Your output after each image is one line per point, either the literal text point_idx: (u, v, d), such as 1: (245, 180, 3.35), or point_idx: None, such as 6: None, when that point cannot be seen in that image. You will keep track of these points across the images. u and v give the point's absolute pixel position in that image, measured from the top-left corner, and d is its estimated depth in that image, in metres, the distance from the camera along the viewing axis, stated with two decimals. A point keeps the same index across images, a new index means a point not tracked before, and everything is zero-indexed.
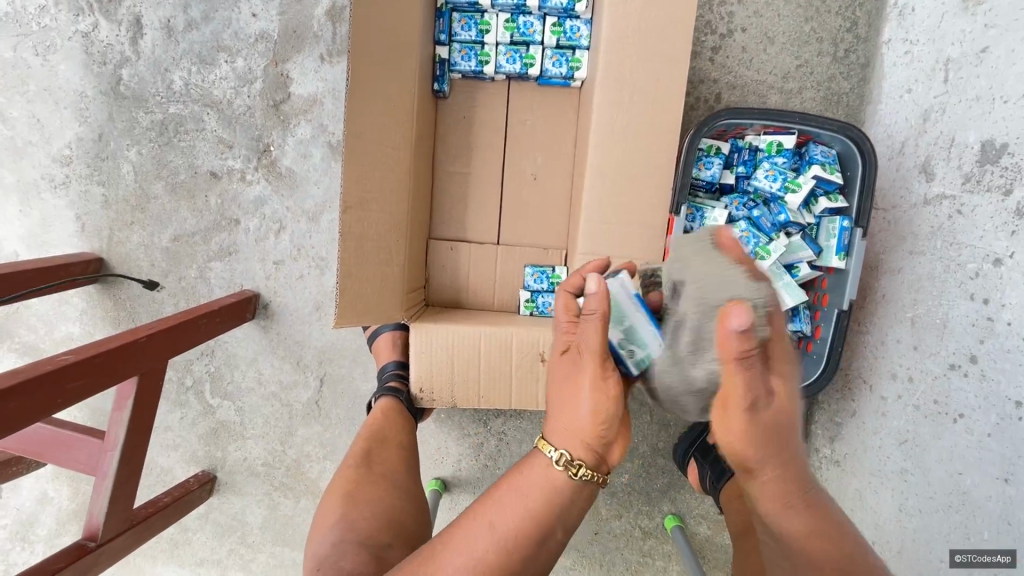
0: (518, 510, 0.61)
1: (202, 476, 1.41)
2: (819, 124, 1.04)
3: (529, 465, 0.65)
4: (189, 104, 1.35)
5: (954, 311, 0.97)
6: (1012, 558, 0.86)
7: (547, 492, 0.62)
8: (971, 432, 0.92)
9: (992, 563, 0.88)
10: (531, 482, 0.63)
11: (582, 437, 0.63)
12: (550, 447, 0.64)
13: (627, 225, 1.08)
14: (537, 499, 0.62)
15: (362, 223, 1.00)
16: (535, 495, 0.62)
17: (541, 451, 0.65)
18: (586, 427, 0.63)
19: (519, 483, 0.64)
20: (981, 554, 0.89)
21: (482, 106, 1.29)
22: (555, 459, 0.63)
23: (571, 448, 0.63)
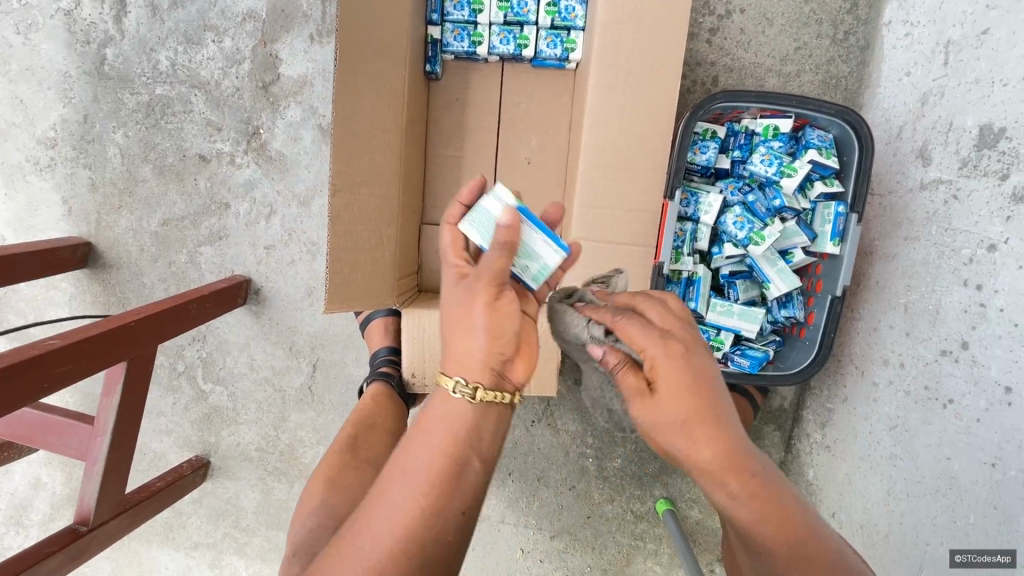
0: (420, 447, 0.56)
1: (195, 461, 1.41)
2: (816, 107, 1.02)
3: (431, 401, 0.60)
4: (175, 85, 1.32)
5: (947, 296, 0.96)
6: (1012, 558, 0.82)
7: (451, 424, 0.58)
8: (960, 417, 0.91)
9: (992, 563, 0.84)
10: (434, 417, 0.59)
11: (480, 360, 0.60)
12: (449, 379, 0.60)
13: (621, 209, 1.06)
14: (443, 432, 0.57)
15: (351, 207, 0.98)
16: (444, 429, 0.58)
17: (442, 387, 0.60)
18: (485, 349, 0.61)
19: (421, 425, 0.59)
20: (981, 553, 0.86)
21: (475, 88, 1.27)
22: (454, 389, 0.59)
23: (473, 373, 0.60)
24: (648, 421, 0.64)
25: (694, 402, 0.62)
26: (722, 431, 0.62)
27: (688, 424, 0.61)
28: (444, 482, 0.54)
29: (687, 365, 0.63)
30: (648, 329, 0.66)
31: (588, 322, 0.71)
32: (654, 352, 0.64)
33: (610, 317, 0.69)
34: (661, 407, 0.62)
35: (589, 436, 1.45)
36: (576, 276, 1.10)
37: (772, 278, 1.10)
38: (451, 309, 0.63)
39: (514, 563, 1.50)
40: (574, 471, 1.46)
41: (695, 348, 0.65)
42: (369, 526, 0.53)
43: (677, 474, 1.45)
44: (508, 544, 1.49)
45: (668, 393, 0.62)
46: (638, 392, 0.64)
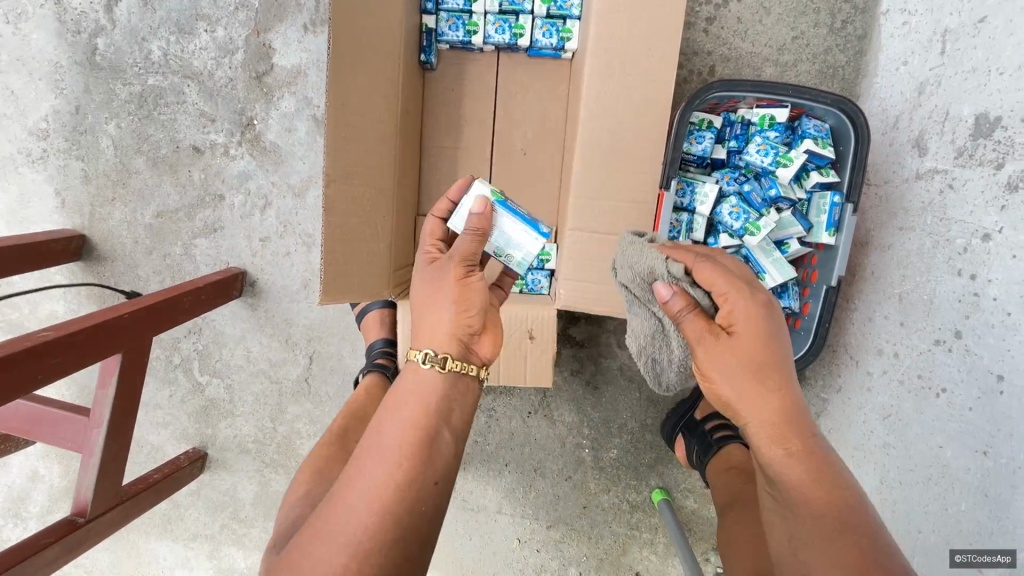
0: (393, 428, 0.64)
1: (192, 453, 1.41)
2: (812, 96, 1.02)
3: (403, 380, 0.71)
4: (168, 76, 1.31)
5: (940, 286, 0.97)
6: (1013, 558, 0.81)
7: (421, 401, 0.68)
8: (953, 406, 0.92)
9: (992, 563, 0.83)
10: (403, 396, 0.69)
11: (446, 335, 0.73)
12: (419, 351, 0.72)
13: (617, 200, 1.06)
14: (415, 409, 0.67)
15: (346, 197, 0.98)
16: (415, 403, 0.67)
17: (413, 360, 0.72)
18: (451, 325, 0.74)
19: (395, 410, 0.66)
20: (981, 554, 0.85)
21: (471, 78, 1.26)
22: (425, 358, 0.71)
23: (442, 345, 0.72)
24: (716, 361, 0.66)
25: (767, 350, 0.65)
26: (783, 381, 0.65)
27: (756, 366, 0.65)
28: (418, 456, 0.62)
29: (767, 313, 0.66)
30: (731, 275, 0.68)
31: (669, 260, 0.72)
32: (736, 297, 0.66)
33: (692, 258, 0.71)
34: (734, 348, 0.65)
35: (585, 427, 1.45)
36: (573, 267, 1.11)
37: (768, 268, 1.09)
38: (423, 297, 0.77)
39: (511, 552, 1.51)
40: (570, 462, 1.47)
41: (772, 300, 0.68)
42: (348, 505, 0.58)
43: (672, 464, 1.46)
44: (505, 535, 1.50)
45: (744, 337, 0.65)
46: (711, 333, 0.67)
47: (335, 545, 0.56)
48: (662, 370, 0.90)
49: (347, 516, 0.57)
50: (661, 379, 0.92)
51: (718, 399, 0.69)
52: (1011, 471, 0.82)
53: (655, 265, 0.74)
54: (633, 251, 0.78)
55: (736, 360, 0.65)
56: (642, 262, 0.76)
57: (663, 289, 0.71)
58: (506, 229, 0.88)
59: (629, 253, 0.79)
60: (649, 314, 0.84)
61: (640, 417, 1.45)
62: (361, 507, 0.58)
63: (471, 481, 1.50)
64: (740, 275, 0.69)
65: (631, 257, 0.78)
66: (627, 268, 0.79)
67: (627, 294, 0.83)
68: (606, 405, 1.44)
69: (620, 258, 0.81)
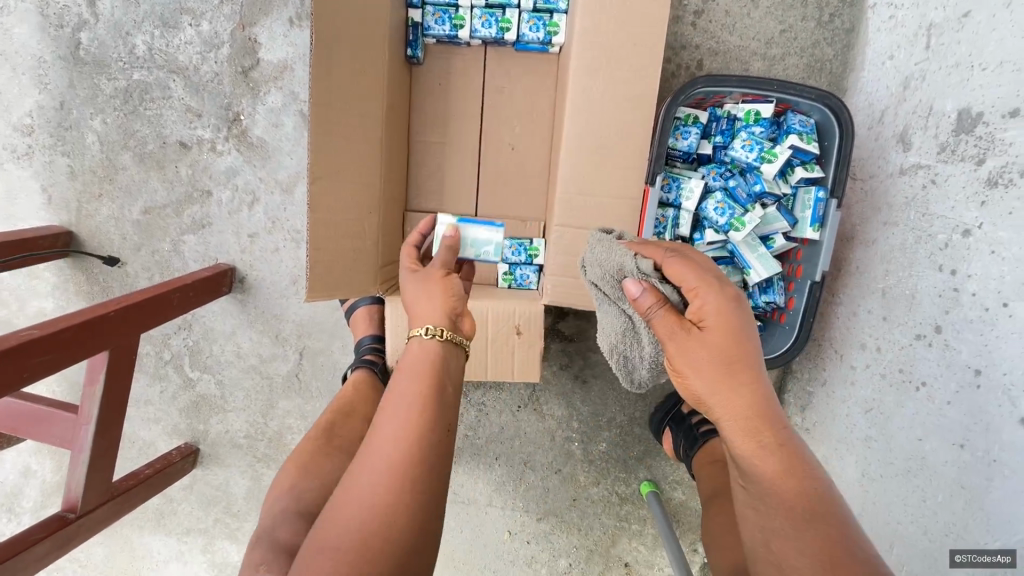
0: (389, 411, 0.62)
1: (184, 448, 1.42)
2: (798, 92, 1.03)
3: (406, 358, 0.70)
4: (153, 70, 1.30)
5: (922, 281, 0.97)
6: (1012, 558, 0.79)
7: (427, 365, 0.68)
8: (932, 400, 0.93)
9: (992, 563, 0.81)
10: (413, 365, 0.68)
11: (439, 312, 0.74)
12: (419, 329, 0.72)
13: (603, 196, 1.07)
14: (423, 368, 0.68)
15: (331, 194, 0.98)
16: (420, 368, 0.68)
17: (413, 339, 0.71)
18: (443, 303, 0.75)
19: (390, 393, 0.64)
20: (981, 553, 0.83)
21: (459, 73, 1.26)
22: (427, 331, 0.71)
23: (440, 320, 0.73)
24: (688, 356, 0.67)
25: (737, 343, 0.65)
26: (753, 374, 0.65)
27: (727, 360, 0.65)
28: (417, 434, 0.60)
29: (736, 307, 0.66)
30: (700, 269, 0.68)
31: (638, 256, 0.76)
32: (706, 292, 0.66)
33: (660, 255, 0.74)
34: (705, 343, 0.66)
35: (575, 421, 1.47)
36: (559, 262, 1.12)
37: (753, 264, 1.09)
38: (412, 292, 0.79)
39: (501, 544, 1.52)
40: (560, 455, 1.48)
41: (741, 293, 0.68)
42: (351, 500, 0.56)
43: (661, 456, 1.47)
44: (496, 527, 1.52)
45: (715, 330, 0.65)
46: (682, 328, 0.68)
47: (341, 541, 0.53)
48: (635, 368, 0.93)
49: (351, 510, 0.55)
50: (633, 377, 0.94)
51: (690, 394, 0.70)
52: (987, 463, 0.83)
53: (623, 262, 0.78)
54: (601, 249, 0.82)
55: (705, 354, 0.66)
56: (612, 259, 0.80)
57: (633, 287, 0.72)
58: (473, 234, 1.00)
59: (599, 251, 0.82)
60: (620, 311, 0.86)
61: (629, 410, 1.46)
62: (364, 498, 0.55)
63: (462, 475, 1.51)
64: (711, 269, 0.69)
65: (600, 255, 0.82)
66: (597, 266, 0.82)
67: (597, 292, 0.86)
68: (595, 399, 1.46)
69: (590, 256, 0.84)
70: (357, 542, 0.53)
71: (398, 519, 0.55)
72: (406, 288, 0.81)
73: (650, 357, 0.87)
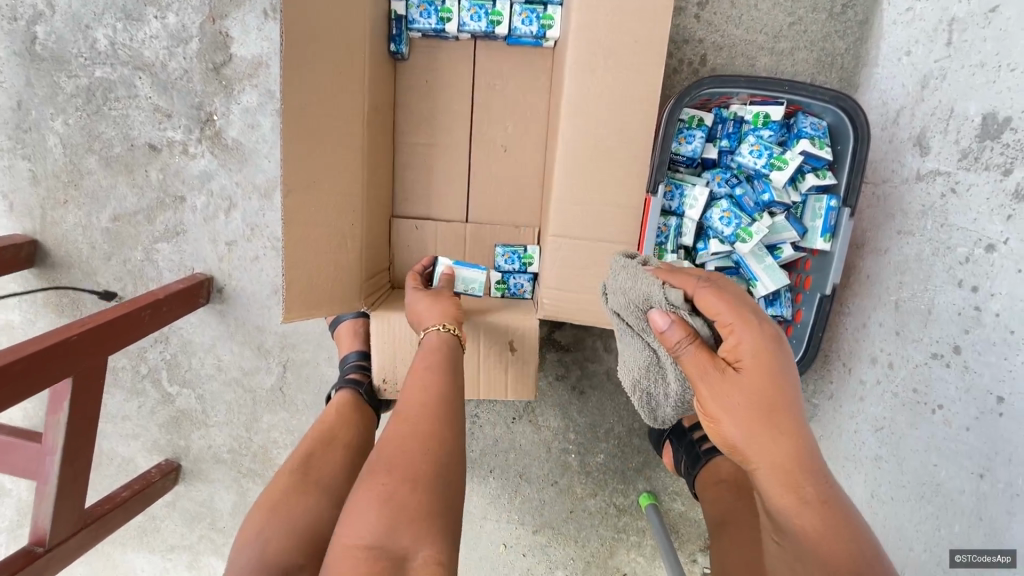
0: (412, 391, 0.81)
1: (165, 466, 1.36)
2: (810, 93, 0.96)
3: (426, 351, 0.90)
4: (117, 67, 1.21)
5: (941, 296, 0.92)
6: (1012, 558, 0.78)
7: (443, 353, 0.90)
8: (948, 424, 0.88)
9: (991, 563, 0.80)
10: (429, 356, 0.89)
11: (452, 313, 0.99)
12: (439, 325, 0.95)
13: (601, 205, 1.00)
14: (438, 360, 0.88)
15: (307, 207, 0.90)
16: (440, 355, 0.89)
17: (435, 333, 0.93)
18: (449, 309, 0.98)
19: (412, 381, 0.83)
20: (980, 553, 0.82)
21: (447, 69, 1.17)
22: (446, 327, 0.94)
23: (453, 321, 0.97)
24: (722, 400, 0.62)
25: (777, 387, 0.60)
26: (793, 422, 0.61)
27: (765, 406, 0.60)
28: (439, 403, 0.78)
29: (775, 347, 0.61)
30: (737, 303, 0.63)
31: (666, 286, 0.69)
32: (743, 329, 0.62)
33: (693, 284, 0.67)
34: (742, 386, 0.61)
35: (571, 432, 1.42)
36: (555, 274, 1.05)
37: (760, 275, 1.04)
38: (424, 300, 1.01)
39: (496, 557, 1.49)
40: (557, 467, 1.44)
41: (780, 331, 0.63)
42: (390, 449, 0.69)
43: (660, 467, 1.43)
44: (491, 539, 1.48)
45: (753, 372, 0.61)
46: (715, 368, 0.63)
47: (389, 473, 0.65)
48: (658, 403, 0.84)
49: (392, 453, 0.68)
50: (656, 413, 0.86)
51: (724, 441, 0.65)
52: (1009, 496, 0.79)
53: (649, 291, 0.71)
54: (626, 276, 0.75)
55: (741, 398, 0.61)
56: (637, 288, 0.73)
57: (659, 318, 0.67)
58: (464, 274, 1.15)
59: (622, 277, 0.76)
60: (644, 345, 0.79)
61: (627, 421, 1.41)
62: (402, 447, 0.69)
63: None
64: (745, 301, 0.64)
65: (623, 282, 0.75)
66: (620, 294, 0.76)
67: (620, 322, 0.80)
68: (592, 410, 1.41)
69: (612, 282, 0.78)
70: (404, 471, 0.66)
71: (431, 454, 0.69)
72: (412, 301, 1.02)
73: (677, 395, 0.79)
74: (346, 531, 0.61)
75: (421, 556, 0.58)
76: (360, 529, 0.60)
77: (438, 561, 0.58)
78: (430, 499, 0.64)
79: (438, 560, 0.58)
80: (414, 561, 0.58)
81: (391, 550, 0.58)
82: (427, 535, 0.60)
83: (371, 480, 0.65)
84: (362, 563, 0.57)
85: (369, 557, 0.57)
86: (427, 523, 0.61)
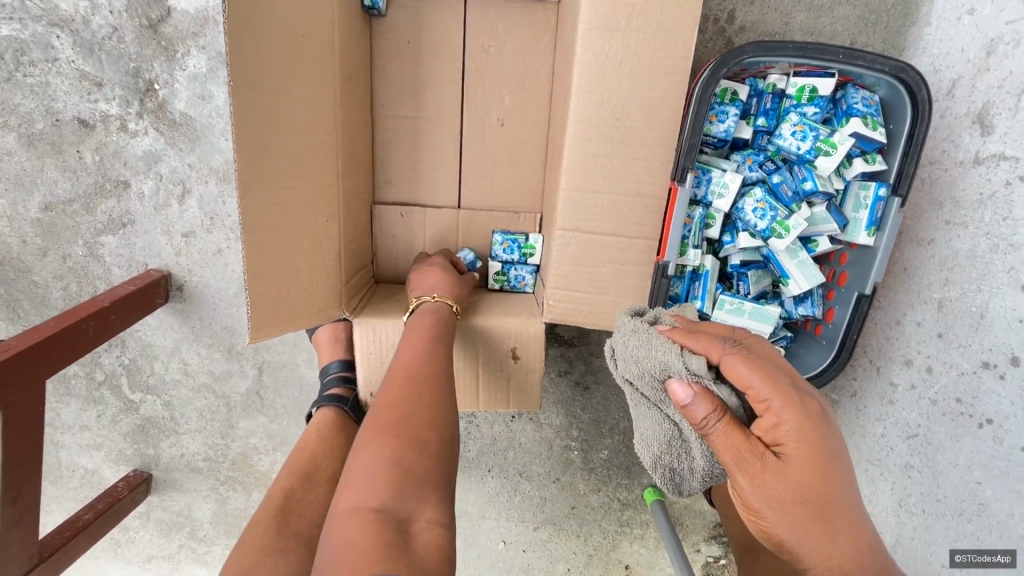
0: (405, 361, 0.70)
1: (133, 479, 1.24)
2: (868, 62, 0.80)
3: (426, 315, 0.83)
4: (28, 24, 1.01)
5: (997, 300, 0.84)
6: (1012, 558, 0.82)
7: (438, 317, 0.83)
8: (998, 440, 0.83)
9: (991, 562, 0.84)
10: (434, 320, 0.82)
11: (459, 292, 0.92)
12: (452, 303, 0.88)
13: (618, 194, 0.85)
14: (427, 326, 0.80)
15: (267, 206, 0.74)
16: (443, 326, 0.82)
17: (444, 304, 0.87)
18: (456, 281, 0.93)
19: (407, 338, 0.77)
20: (980, 553, 0.85)
21: (432, 27, 0.99)
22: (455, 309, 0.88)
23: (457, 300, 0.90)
24: (764, 490, 0.53)
25: (828, 477, 0.52)
26: (847, 516, 0.52)
27: (816, 499, 0.52)
28: (437, 367, 0.70)
29: (822, 427, 0.52)
30: (771, 374, 0.54)
31: (685, 352, 0.58)
32: (783, 406, 0.52)
33: (715, 350, 0.57)
34: (785, 476, 0.52)
35: (574, 429, 1.34)
36: (560, 273, 0.90)
37: (792, 273, 0.93)
38: (438, 269, 0.93)
39: (496, 554, 1.43)
40: (558, 463, 1.36)
41: (823, 404, 0.55)
42: (394, 411, 0.59)
43: None
44: (490, 538, 1.42)
45: (800, 461, 0.52)
46: (752, 452, 0.53)
47: (392, 436, 0.56)
48: (682, 479, 0.67)
49: (395, 414, 0.59)
50: (681, 489, 0.68)
51: (767, 536, 0.55)
52: None
53: (666, 359, 0.60)
54: (637, 341, 0.63)
55: (791, 493, 0.52)
56: (651, 355, 0.61)
57: (679, 390, 0.57)
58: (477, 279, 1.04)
59: (632, 343, 0.63)
60: (663, 416, 0.66)
61: (632, 417, 1.33)
62: (404, 411, 0.59)
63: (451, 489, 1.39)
64: (780, 370, 0.55)
65: (634, 348, 0.63)
66: (631, 363, 0.63)
67: (634, 392, 0.67)
68: (596, 406, 1.32)
69: (621, 348, 0.65)
70: (410, 436, 0.56)
71: (436, 420, 0.60)
72: (416, 270, 0.96)
73: (704, 471, 0.64)
74: (341, 497, 0.51)
75: (424, 519, 0.50)
76: (357, 492, 0.51)
77: (442, 525, 0.51)
78: (433, 462, 0.55)
79: (444, 524, 0.51)
80: (415, 525, 0.49)
81: (394, 512, 0.49)
82: (432, 496, 0.52)
83: (369, 441, 0.55)
84: (360, 527, 0.47)
85: (371, 520, 0.48)
86: (432, 488, 0.53)
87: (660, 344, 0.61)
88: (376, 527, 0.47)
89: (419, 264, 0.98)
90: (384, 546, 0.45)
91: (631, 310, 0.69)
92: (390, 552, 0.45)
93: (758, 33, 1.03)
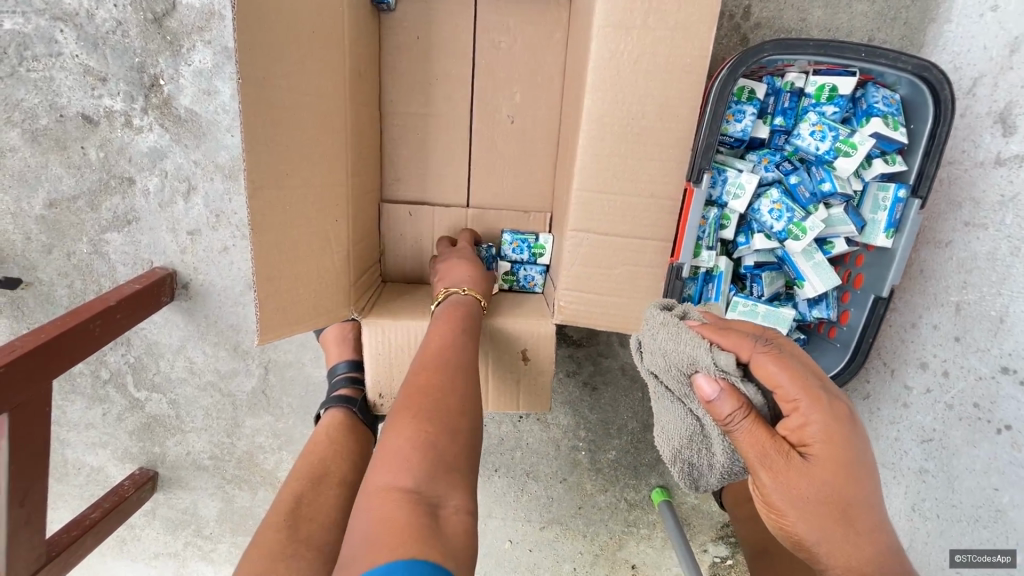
0: (439, 346, 0.70)
1: (139, 477, 1.24)
2: (891, 60, 0.78)
3: (456, 305, 0.83)
4: (31, 18, 0.99)
5: (1017, 304, 0.82)
6: (1012, 558, 0.83)
7: (467, 309, 0.83)
8: (1016, 447, 0.82)
9: (992, 563, 0.85)
10: (467, 313, 0.82)
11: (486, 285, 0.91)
12: (481, 297, 0.88)
13: (632, 195, 0.83)
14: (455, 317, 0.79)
15: (277, 205, 0.73)
16: (473, 320, 0.81)
17: (471, 295, 0.86)
18: (485, 276, 0.91)
19: (437, 326, 0.76)
20: (981, 553, 0.87)
21: (442, 21, 0.97)
22: (483, 303, 0.87)
23: (483, 293, 0.89)
24: (787, 489, 0.52)
25: (852, 480, 0.51)
26: (868, 517, 0.52)
27: (840, 501, 0.51)
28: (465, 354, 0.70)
29: (849, 430, 0.51)
30: (801, 374, 0.52)
31: (715, 348, 0.56)
32: (810, 408, 0.52)
33: (746, 348, 0.55)
34: (809, 476, 0.51)
35: (582, 429, 1.33)
36: (572, 274, 0.89)
37: (807, 275, 0.92)
38: (466, 260, 0.92)
39: (502, 553, 1.43)
40: (566, 464, 1.36)
41: (850, 407, 0.54)
42: (425, 397, 0.59)
43: None
44: (496, 537, 1.42)
45: (827, 462, 0.51)
46: (777, 451, 0.52)
47: (426, 420, 0.55)
48: (700, 475, 0.66)
49: (428, 400, 0.58)
50: (697, 485, 0.67)
51: (785, 534, 0.55)
52: None
53: (695, 354, 0.57)
54: (666, 335, 0.60)
55: (815, 493, 0.51)
56: (679, 349, 0.58)
57: (705, 385, 0.55)
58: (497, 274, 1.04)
59: (661, 336, 0.60)
60: (686, 411, 0.64)
61: (641, 417, 1.32)
62: (438, 398, 0.59)
63: None
64: (810, 369, 0.54)
65: (662, 341, 0.60)
66: (659, 355, 0.61)
67: (658, 385, 0.64)
68: (604, 406, 1.31)
69: (648, 340, 0.62)
70: (442, 423, 0.55)
71: (465, 408, 0.60)
72: (444, 258, 0.95)
73: (723, 468, 0.64)
74: (374, 474, 0.50)
75: (452, 505, 0.49)
76: (391, 470, 0.50)
77: (468, 513, 0.49)
78: (466, 454, 0.55)
79: (469, 511, 0.49)
80: (445, 509, 0.48)
81: (426, 496, 0.48)
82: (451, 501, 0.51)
83: (403, 424, 0.55)
84: (398, 506, 0.46)
85: (403, 500, 0.47)
86: (462, 476, 0.52)
87: (688, 340, 0.58)
88: (411, 506, 0.46)
89: (447, 252, 0.97)
90: (421, 528, 0.44)
91: (658, 302, 0.66)
92: (427, 532, 0.44)
93: (774, 29, 1.01)
